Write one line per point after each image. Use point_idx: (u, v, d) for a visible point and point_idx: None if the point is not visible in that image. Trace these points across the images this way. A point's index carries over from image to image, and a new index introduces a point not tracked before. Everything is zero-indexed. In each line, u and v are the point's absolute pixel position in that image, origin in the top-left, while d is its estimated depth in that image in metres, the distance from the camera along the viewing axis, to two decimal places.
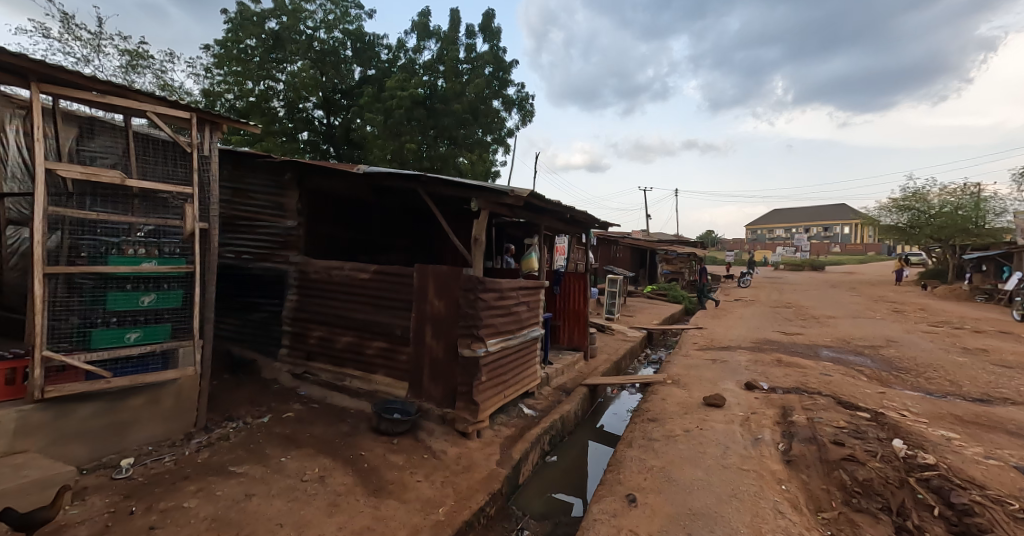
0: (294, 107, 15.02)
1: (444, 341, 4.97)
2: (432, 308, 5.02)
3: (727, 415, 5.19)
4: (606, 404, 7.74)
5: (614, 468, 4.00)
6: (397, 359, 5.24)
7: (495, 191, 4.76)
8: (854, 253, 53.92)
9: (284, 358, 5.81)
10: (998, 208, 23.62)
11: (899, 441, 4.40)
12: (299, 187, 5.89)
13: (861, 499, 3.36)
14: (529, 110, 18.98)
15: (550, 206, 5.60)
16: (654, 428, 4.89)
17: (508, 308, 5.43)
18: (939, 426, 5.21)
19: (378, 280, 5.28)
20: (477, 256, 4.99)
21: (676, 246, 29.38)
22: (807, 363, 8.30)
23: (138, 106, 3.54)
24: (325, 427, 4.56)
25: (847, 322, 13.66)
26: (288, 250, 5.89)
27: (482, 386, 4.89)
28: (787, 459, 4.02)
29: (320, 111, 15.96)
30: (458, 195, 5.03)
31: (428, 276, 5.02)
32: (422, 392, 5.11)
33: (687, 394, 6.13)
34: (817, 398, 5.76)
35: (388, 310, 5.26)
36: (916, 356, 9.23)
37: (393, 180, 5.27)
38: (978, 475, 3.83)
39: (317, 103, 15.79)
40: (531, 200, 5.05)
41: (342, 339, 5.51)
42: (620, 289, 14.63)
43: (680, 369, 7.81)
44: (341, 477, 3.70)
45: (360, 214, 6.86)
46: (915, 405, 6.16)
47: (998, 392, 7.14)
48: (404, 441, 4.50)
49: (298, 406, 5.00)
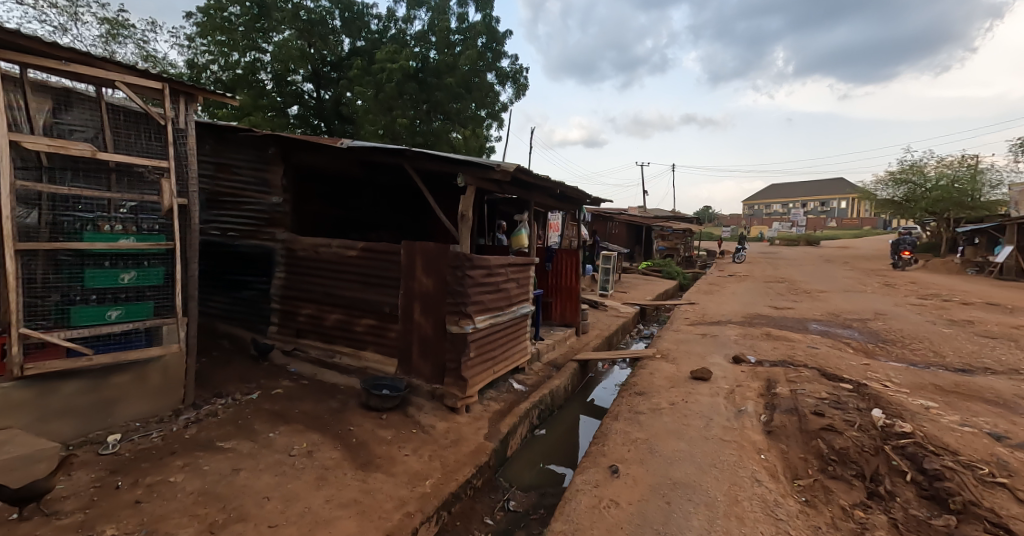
0: (282, 80, 14.68)
1: (433, 318, 5.00)
2: (420, 285, 5.03)
3: (713, 388, 5.27)
4: (597, 378, 7.85)
5: (599, 441, 4.07)
6: (386, 335, 5.26)
7: (482, 166, 4.67)
8: (850, 227, 54.00)
9: (274, 336, 5.83)
10: (994, 181, 23.65)
11: (878, 411, 4.50)
12: (284, 162, 5.77)
13: (837, 466, 3.42)
14: (523, 83, 18.64)
15: (539, 181, 5.52)
16: (640, 402, 4.97)
17: (497, 284, 5.43)
18: (919, 396, 5.33)
19: (366, 258, 5.27)
20: (464, 233, 4.94)
21: (673, 221, 29.34)
22: (796, 336, 8.41)
23: (105, 76, 3.43)
24: (314, 403, 4.61)
25: (838, 296, 13.80)
26: (274, 227, 5.82)
27: (470, 363, 4.94)
28: (768, 429, 4.08)
29: (310, 85, 15.63)
30: (445, 169, 4.93)
31: (416, 254, 5.02)
32: (411, 368, 5.15)
33: (675, 368, 6.21)
34: (801, 371, 5.85)
35: (377, 288, 5.26)
36: (903, 328, 9.37)
37: (378, 155, 5.17)
38: (953, 443, 3.97)
39: (306, 76, 15.44)
40: (519, 175, 4.94)
41: (332, 316, 5.51)
42: (615, 266, 14.65)
43: (669, 343, 7.91)
44: (329, 452, 3.77)
45: (349, 192, 6.78)
46: (898, 376, 6.29)
47: (981, 361, 7.29)
48: (393, 416, 4.57)
49: (288, 382, 5.03)
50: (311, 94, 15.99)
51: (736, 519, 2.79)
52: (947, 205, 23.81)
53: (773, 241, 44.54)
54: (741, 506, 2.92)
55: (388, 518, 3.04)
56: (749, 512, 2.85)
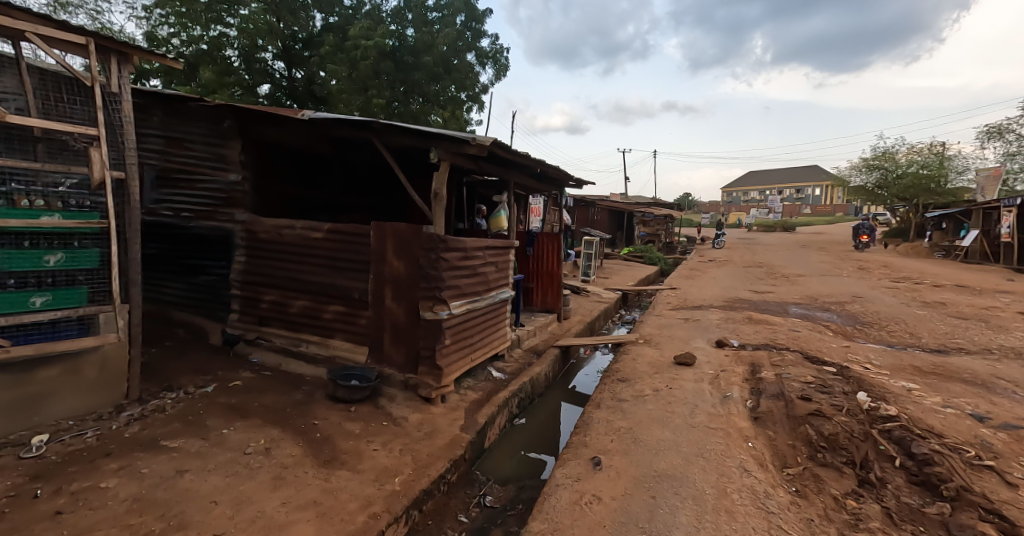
0: (250, 57, 13.89)
1: (405, 304, 4.70)
2: (391, 269, 4.72)
3: (697, 373, 5.13)
4: (578, 365, 7.69)
5: (580, 431, 3.88)
6: (356, 323, 4.94)
7: (456, 140, 4.32)
8: (824, 213, 55.29)
9: (235, 324, 5.41)
10: (961, 167, 24.38)
11: (863, 394, 4.41)
12: (243, 137, 5.27)
13: (826, 453, 3.27)
14: (503, 64, 18.17)
15: (518, 157, 5.19)
16: (623, 389, 4.79)
17: (475, 268, 5.16)
18: (900, 378, 5.31)
19: (333, 240, 4.93)
20: (438, 213, 4.60)
21: (654, 207, 29.36)
22: (777, 319, 8.39)
23: (13, 25, 2.98)
24: (276, 396, 4.26)
25: (815, 280, 13.95)
26: (232, 207, 5.36)
27: (446, 350, 4.66)
28: (754, 416, 3.93)
29: (281, 63, 14.88)
30: (417, 144, 4.56)
31: (387, 235, 4.71)
32: (383, 357, 4.84)
33: (658, 353, 6.06)
34: (784, 354, 5.77)
35: (346, 272, 4.92)
36: (879, 311, 9.47)
37: (344, 128, 4.77)
38: (937, 426, 3.92)
39: (276, 53, 14.65)
40: (495, 150, 4.60)
41: (297, 303, 5.14)
42: (597, 251, 14.50)
43: (652, 328, 7.78)
44: (289, 448, 3.47)
45: (317, 170, 6.35)
46: (878, 358, 6.30)
47: (955, 342, 7.39)
48: (362, 409, 4.27)
49: (248, 374, 4.65)
50: (282, 74, 15.21)
51: (726, 514, 2.61)
52: (917, 190, 24.40)
53: (752, 227, 45.23)
54: (730, 500, 2.74)
55: (351, 521, 2.77)
56: (739, 505, 2.68)
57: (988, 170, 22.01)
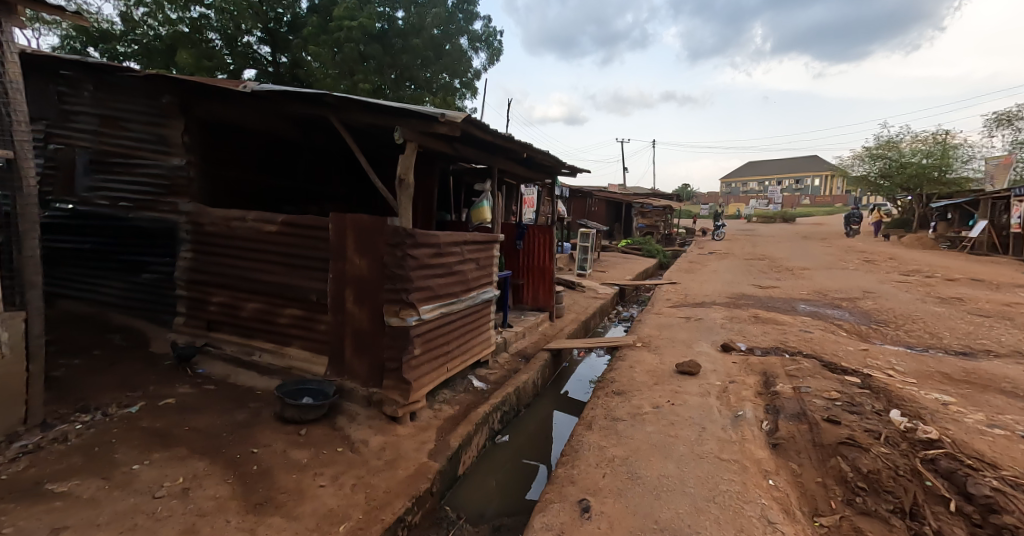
0: (233, 39, 13.05)
1: (368, 308, 4.04)
2: (352, 268, 4.07)
3: (703, 385, 4.53)
4: (571, 369, 7.10)
5: (567, 461, 3.26)
6: (314, 328, 4.25)
7: (423, 116, 3.62)
8: (824, 204, 54.74)
9: (181, 329, 4.65)
10: (966, 156, 23.84)
11: (896, 412, 3.83)
12: (186, 115, 4.43)
13: (867, 498, 2.67)
14: (497, 48, 17.41)
15: (499, 140, 4.52)
16: (619, 405, 4.17)
17: (451, 266, 4.54)
18: (931, 390, 4.75)
19: (288, 234, 4.28)
20: (405, 202, 3.91)
21: (654, 197, 28.57)
22: (785, 318, 7.79)
23: None
24: (213, 416, 3.49)
25: (821, 273, 13.36)
26: (176, 196, 4.57)
27: (415, 361, 4.03)
28: (773, 442, 3.33)
29: (266, 48, 14.05)
30: (379, 122, 3.84)
31: (347, 229, 4.06)
32: (344, 369, 4.14)
33: (659, 360, 5.44)
34: (800, 362, 5.19)
35: (302, 270, 4.24)
36: (893, 307, 8.89)
37: (297, 105, 4.01)
38: (988, 453, 3.35)
39: (260, 37, 13.81)
40: (470, 130, 3.91)
41: (248, 306, 4.41)
42: (593, 244, 13.89)
43: (651, 328, 7.18)
44: (212, 488, 2.73)
45: (279, 154, 5.54)
46: (901, 363, 5.73)
47: (980, 343, 6.83)
48: (315, 431, 3.55)
49: (185, 388, 3.90)
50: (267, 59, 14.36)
51: None
52: (921, 180, 23.79)
53: (750, 218, 44.63)
54: None
55: None
56: None
57: (997, 158, 21.36)
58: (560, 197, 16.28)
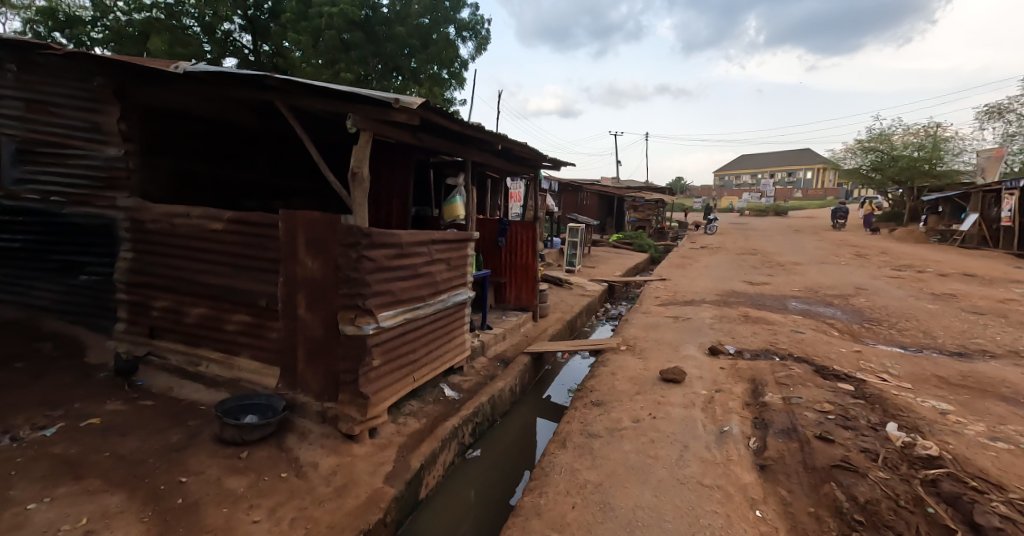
0: (210, 26, 12.49)
1: (322, 314, 3.68)
2: (304, 270, 3.71)
3: (688, 394, 4.23)
4: (553, 373, 6.81)
5: (535, 487, 2.94)
6: (264, 336, 3.89)
7: (375, 102, 3.23)
8: (815, 197, 54.78)
9: (122, 336, 4.27)
10: (957, 149, 23.77)
11: (892, 425, 3.55)
12: (123, 100, 4.01)
13: (864, 532, 2.38)
14: (485, 37, 16.93)
15: (468, 130, 4.14)
16: (597, 418, 3.87)
17: (416, 268, 4.19)
18: (927, 397, 4.49)
19: (236, 233, 3.89)
20: (359, 199, 3.54)
21: (646, 191, 28.29)
22: (776, 317, 7.54)
23: None
24: (143, 438, 3.12)
25: (813, 269, 13.11)
26: (113, 190, 4.17)
27: (374, 373, 3.69)
28: (760, 464, 3.03)
29: (247, 36, 13.51)
30: (330, 109, 3.44)
31: (298, 227, 3.70)
32: (296, 382, 3.78)
33: (643, 365, 5.14)
34: (790, 367, 4.92)
35: (252, 273, 3.87)
36: (886, 305, 8.66)
37: (241, 88, 3.60)
38: (993, 471, 3.07)
39: (241, 24, 13.28)
40: (431, 119, 3.53)
41: (193, 311, 4.04)
42: (582, 239, 13.57)
43: (637, 329, 6.89)
44: (122, 528, 2.36)
45: (238, 143, 5.11)
46: (895, 366, 5.48)
47: (975, 342, 6.61)
48: (259, 453, 3.19)
49: (117, 404, 3.52)
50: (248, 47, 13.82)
51: None
52: (913, 173, 23.62)
53: (743, 211, 44.44)
54: None
55: None
56: None
57: (989, 151, 21.21)
58: (550, 191, 15.90)
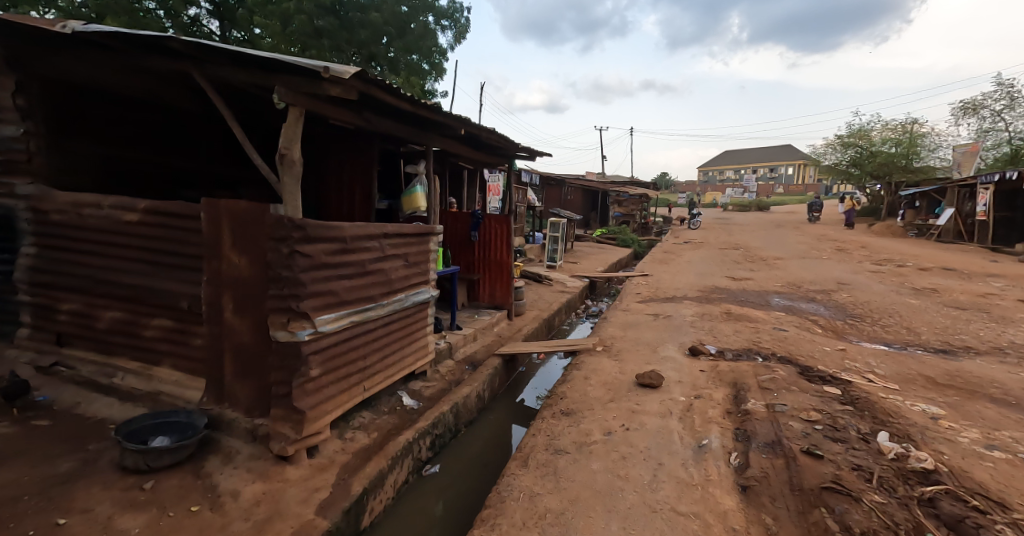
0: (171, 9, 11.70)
1: (251, 318, 3.23)
2: (230, 267, 3.25)
3: (665, 401, 3.90)
4: (527, 375, 6.45)
5: (486, 518, 2.54)
6: (187, 343, 3.42)
7: (300, 69, 2.76)
8: (796, 193, 55.46)
9: (26, 344, 3.78)
10: (933, 144, 24.06)
11: (883, 435, 3.25)
12: (20, 71, 3.48)
13: None
14: (464, 26, 16.38)
15: (420, 110, 3.70)
16: (564, 431, 3.50)
17: (365, 265, 3.76)
18: (917, 399, 4.22)
19: (153, 225, 3.42)
20: (289, 185, 3.08)
21: (631, 186, 28.12)
22: (758, 314, 7.27)
23: None
24: (24, 467, 2.65)
25: (795, 263, 12.99)
26: (12, 176, 3.65)
27: (311, 385, 3.25)
28: (742, 485, 2.70)
29: (214, 22, 12.75)
30: (252, 80, 2.97)
31: (222, 219, 3.23)
32: (224, 396, 3.33)
33: (618, 368, 4.80)
34: (774, 369, 4.61)
35: (172, 271, 3.40)
36: (868, 300, 8.48)
37: (149, 56, 3.14)
38: (996, 486, 2.77)
39: (207, 10, 12.52)
40: (371, 93, 3.07)
41: (106, 315, 3.56)
42: (563, 234, 13.24)
43: (615, 328, 6.55)
44: None
45: (178, 128, 4.58)
46: (880, 365, 5.23)
47: (959, 339, 6.43)
48: (167, 483, 2.73)
49: (6, 425, 3.04)
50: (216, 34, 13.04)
51: None
52: (891, 168, 23.84)
53: (726, 207, 44.69)
54: None
55: None
56: None
57: (964, 146, 21.46)
58: (531, 185, 15.52)
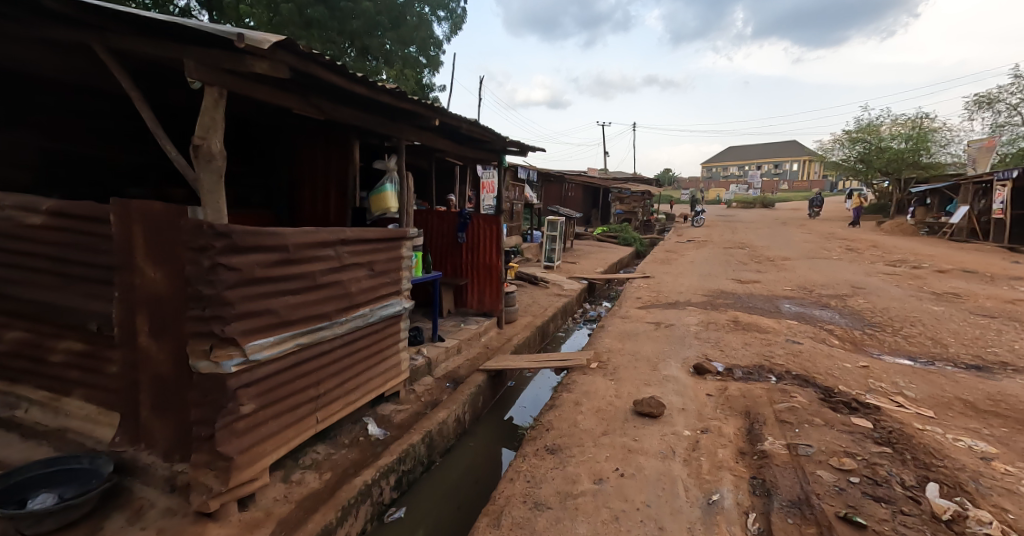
0: None
1: (170, 342, 2.68)
2: (144, 281, 2.68)
3: (667, 436, 3.34)
4: (516, 391, 5.92)
5: None
6: (98, 371, 2.87)
7: (207, 36, 2.19)
8: (802, 189, 54.60)
9: None
10: (945, 139, 23.31)
11: (931, 487, 2.68)
12: None
13: None
14: (459, 17, 15.74)
15: (374, 92, 3.13)
16: (547, 476, 2.94)
17: (314, 277, 3.19)
18: (960, 432, 3.64)
19: (56, 231, 2.85)
20: (207, 183, 2.52)
21: (633, 182, 27.46)
22: (768, 323, 6.69)
23: None
24: None
25: (804, 264, 12.37)
26: None
27: (241, 424, 2.69)
28: None
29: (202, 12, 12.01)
30: (158, 52, 2.40)
31: (134, 224, 2.64)
32: (141, 435, 2.79)
33: (614, 390, 4.25)
34: (791, 393, 4.04)
35: (81, 285, 2.84)
36: (887, 307, 7.87)
37: (44, 23, 2.49)
38: None
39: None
40: (305, 68, 2.51)
41: (9, 337, 3.04)
42: (562, 233, 12.65)
43: (613, 339, 5.99)
44: None
45: (126, 118, 4.19)
46: (909, 385, 4.65)
47: (992, 353, 5.82)
48: None
49: None
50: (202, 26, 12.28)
51: None
52: (900, 164, 23.09)
53: (730, 203, 43.91)
54: None
55: None
56: None
57: (979, 141, 20.68)
58: (529, 182, 14.92)
